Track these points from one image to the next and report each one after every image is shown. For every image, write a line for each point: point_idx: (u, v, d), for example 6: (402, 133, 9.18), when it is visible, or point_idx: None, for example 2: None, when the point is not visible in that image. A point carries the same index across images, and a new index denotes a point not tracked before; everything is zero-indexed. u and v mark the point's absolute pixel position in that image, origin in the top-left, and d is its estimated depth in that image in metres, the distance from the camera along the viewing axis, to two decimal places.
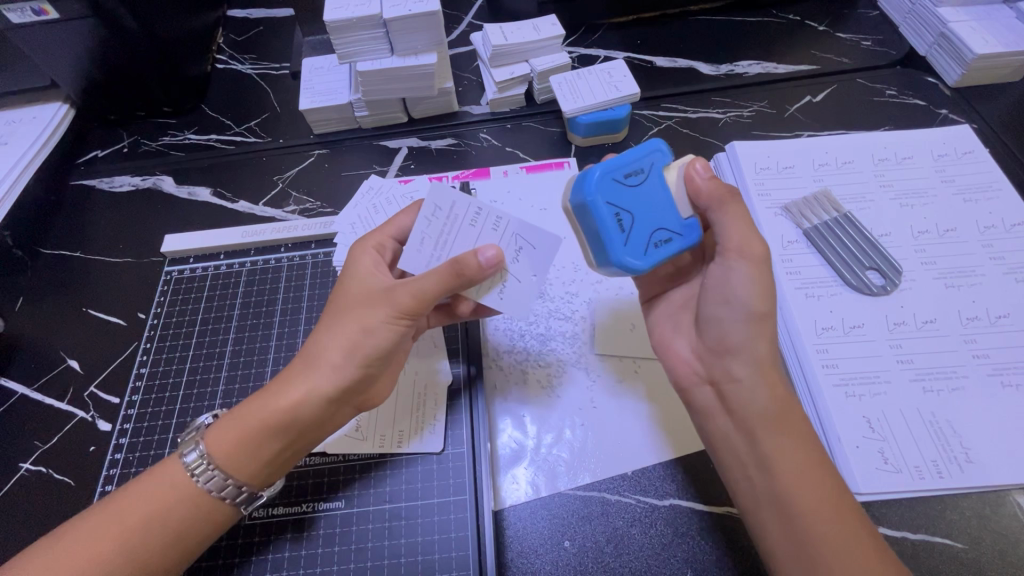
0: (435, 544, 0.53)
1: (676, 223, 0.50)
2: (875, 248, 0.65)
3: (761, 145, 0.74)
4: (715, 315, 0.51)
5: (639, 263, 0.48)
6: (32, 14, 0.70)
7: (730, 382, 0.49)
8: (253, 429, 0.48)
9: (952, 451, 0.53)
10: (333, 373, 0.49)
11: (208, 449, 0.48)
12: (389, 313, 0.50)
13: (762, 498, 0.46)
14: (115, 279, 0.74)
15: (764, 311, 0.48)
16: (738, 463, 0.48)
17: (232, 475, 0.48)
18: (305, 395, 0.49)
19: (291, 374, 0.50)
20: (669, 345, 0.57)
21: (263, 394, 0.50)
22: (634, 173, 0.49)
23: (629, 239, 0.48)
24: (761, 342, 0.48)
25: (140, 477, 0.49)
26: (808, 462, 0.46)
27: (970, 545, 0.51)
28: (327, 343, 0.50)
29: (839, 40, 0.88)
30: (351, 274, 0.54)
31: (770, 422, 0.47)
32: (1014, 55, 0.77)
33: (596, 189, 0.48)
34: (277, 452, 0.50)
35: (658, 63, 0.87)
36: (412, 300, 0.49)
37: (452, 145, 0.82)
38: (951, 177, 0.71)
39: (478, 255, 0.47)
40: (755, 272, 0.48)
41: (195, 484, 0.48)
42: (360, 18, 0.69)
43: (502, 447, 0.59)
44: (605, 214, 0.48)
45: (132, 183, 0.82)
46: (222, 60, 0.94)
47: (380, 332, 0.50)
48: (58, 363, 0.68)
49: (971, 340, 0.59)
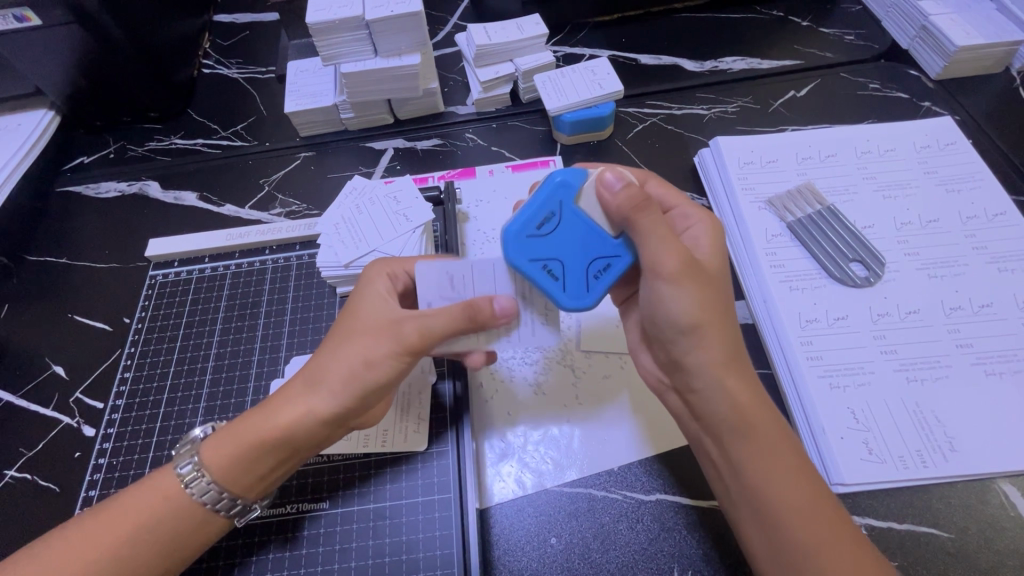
0: (422, 543, 0.53)
1: (605, 249, 0.49)
2: (858, 241, 0.65)
3: (745, 139, 0.74)
4: (659, 331, 0.51)
5: (582, 303, 0.48)
6: (14, 21, 0.70)
7: (692, 393, 0.50)
8: (249, 449, 0.48)
9: (935, 441, 0.53)
10: (330, 397, 0.48)
11: (202, 464, 0.48)
12: (394, 348, 0.48)
13: (736, 499, 0.47)
14: (101, 284, 0.74)
15: (696, 322, 0.47)
16: (711, 464, 0.50)
17: (227, 488, 0.48)
18: (303, 414, 0.48)
19: (291, 393, 0.50)
20: (637, 357, 0.59)
21: (262, 409, 0.50)
22: (546, 220, 0.49)
23: (564, 285, 0.48)
24: (703, 352, 0.48)
25: (136, 485, 0.49)
26: (778, 465, 0.46)
27: (956, 534, 0.51)
28: (330, 363, 0.49)
29: (822, 34, 0.89)
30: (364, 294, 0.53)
31: (732, 428, 0.47)
32: (995, 46, 0.77)
33: (516, 251, 0.48)
34: (270, 469, 0.50)
35: (642, 60, 0.88)
36: (418, 336, 0.48)
37: (439, 146, 0.82)
38: (934, 168, 0.71)
39: (492, 302, 0.48)
40: (679, 288, 0.47)
41: (188, 496, 0.48)
42: (342, 20, 0.69)
43: (488, 447, 0.59)
44: (533, 272, 0.48)
45: (118, 188, 0.82)
46: (208, 64, 0.94)
47: (382, 366, 0.49)
48: (44, 368, 0.68)
49: (955, 329, 0.59)
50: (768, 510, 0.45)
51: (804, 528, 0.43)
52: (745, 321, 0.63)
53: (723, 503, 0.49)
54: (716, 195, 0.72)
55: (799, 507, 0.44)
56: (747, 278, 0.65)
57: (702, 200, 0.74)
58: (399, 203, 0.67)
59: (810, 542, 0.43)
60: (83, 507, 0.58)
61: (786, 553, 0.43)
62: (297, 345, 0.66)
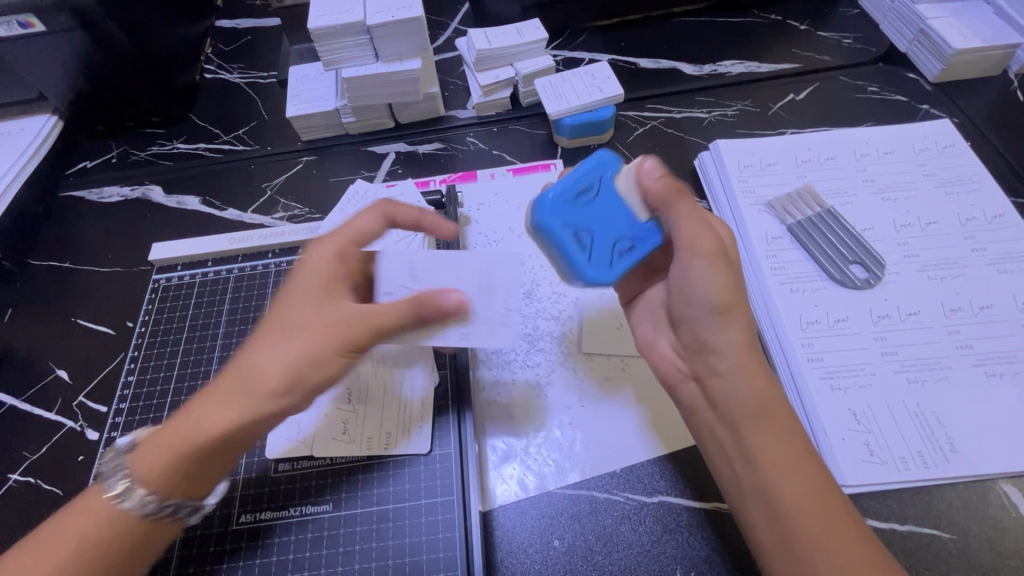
0: (424, 546, 0.53)
1: (634, 231, 0.52)
2: (858, 243, 0.65)
3: (745, 142, 0.74)
4: (686, 312, 0.52)
5: (606, 276, 0.50)
6: (18, 27, 0.70)
7: (713, 376, 0.50)
8: (185, 453, 0.46)
9: (937, 442, 0.53)
10: (271, 391, 0.46)
11: (137, 477, 0.45)
12: (339, 342, 0.48)
13: (748, 492, 0.47)
14: (103, 289, 0.74)
15: (728, 302, 0.49)
16: (724, 457, 0.49)
17: (167, 497, 0.46)
18: (243, 413, 0.46)
19: (225, 391, 0.47)
20: (652, 344, 0.58)
21: (191, 411, 0.47)
22: (583, 193, 0.52)
23: (591, 256, 0.50)
24: (731, 331, 0.49)
25: (65, 510, 0.46)
26: (793, 460, 0.46)
27: (957, 535, 0.51)
28: (271, 357, 0.47)
29: (820, 38, 0.89)
30: (304, 280, 0.52)
31: (754, 415, 0.47)
32: (992, 49, 0.78)
33: (550, 216, 0.50)
34: (213, 469, 0.48)
35: (642, 64, 0.88)
36: (365, 329, 0.48)
37: (440, 149, 0.83)
38: (933, 170, 0.71)
39: (444, 297, 0.49)
40: (714, 265, 0.49)
41: (124, 514, 0.45)
42: (343, 25, 0.70)
43: (490, 449, 0.59)
44: (563, 239, 0.50)
45: (120, 193, 0.82)
46: (210, 70, 0.95)
47: (326, 360, 0.48)
48: (47, 373, 0.68)
49: (955, 331, 0.59)
50: (780, 503, 0.45)
51: (815, 524, 0.43)
52: None
53: (731, 498, 0.49)
54: (716, 198, 0.72)
55: (811, 502, 0.44)
56: (747, 280, 0.65)
57: (702, 203, 0.74)
58: (400, 211, 0.69)
59: (820, 538, 0.43)
60: None
61: (796, 549, 0.43)
62: None
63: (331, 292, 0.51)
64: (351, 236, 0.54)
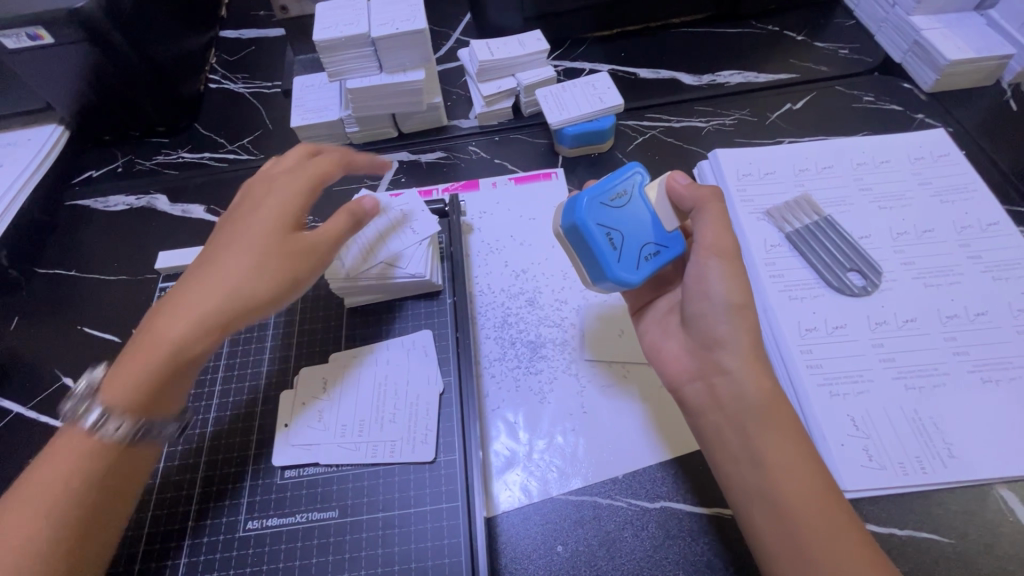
0: (428, 552, 0.53)
1: (661, 237, 0.54)
2: (855, 250, 0.66)
3: (743, 152, 0.76)
4: (697, 311, 0.53)
5: (632, 276, 0.52)
6: (28, 39, 0.71)
7: (721, 375, 0.51)
8: (166, 366, 0.50)
9: (934, 447, 0.54)
10: (253, 304, 0.53)
11: (112, 400, 0.48)
12: (305, 261, 0.56)
13: (752, 493, 0.47)
14: (109, 296, 0.75)
15: (743, 303, 0.51)
16: (729, 459, 0.49)
17: (147, 414, 0.50)
18: (225, 326, 0.52)
19: (204, 299, 0.51)
20: (657, 346, 0.59)
21: (168, 324, 0.50)
22: (618, 195, 0.54)
23: (620, 255, 0.52)
24: (744, 331, 0.51)
25: (41, 458, 0.47)
26: (797, 462, 0.47)
27: (956, 539, 0.52)
28: (241, 274, 0.52)
29: (816, 49, 0.91)
30: (263, 204, 0.57)
31: (760, 415, 0.49)
32: (986, 60, 0.79)
33: (586, 214, 0.52)
34: (190, 377, 0.53)
35: (641, 74, 0.89)
36: (326, 246, 0.57)
37: (442, 158, 0.84)
38: (928, 179, 0.73)
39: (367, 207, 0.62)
40: (730, 268, 0.52)
41: (107, 438, 0.48)
42: (348, 37, 0.71)
43: (494, 454, 0.60)
44: (597, 236, 0.52)
45: (126, 202, 0.83)
46: (215, 80, 0.96)
47: (298, 282, 0.55)
48: (54, 380, 0.69)
49: (951, 337, 0.60)
50: (783, 504, 0.46)
51: (817, 526, 0.44)
52: None
53: (733, 501, 0.49)
54: None
55: (814, 504, 0.45)
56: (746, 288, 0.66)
57: None
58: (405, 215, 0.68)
59: (826, 538, 0.44)
60: None
61: (801, 550, 0.44)
62: (304, 356, 0.65)
63: (291, 223, 0.56)
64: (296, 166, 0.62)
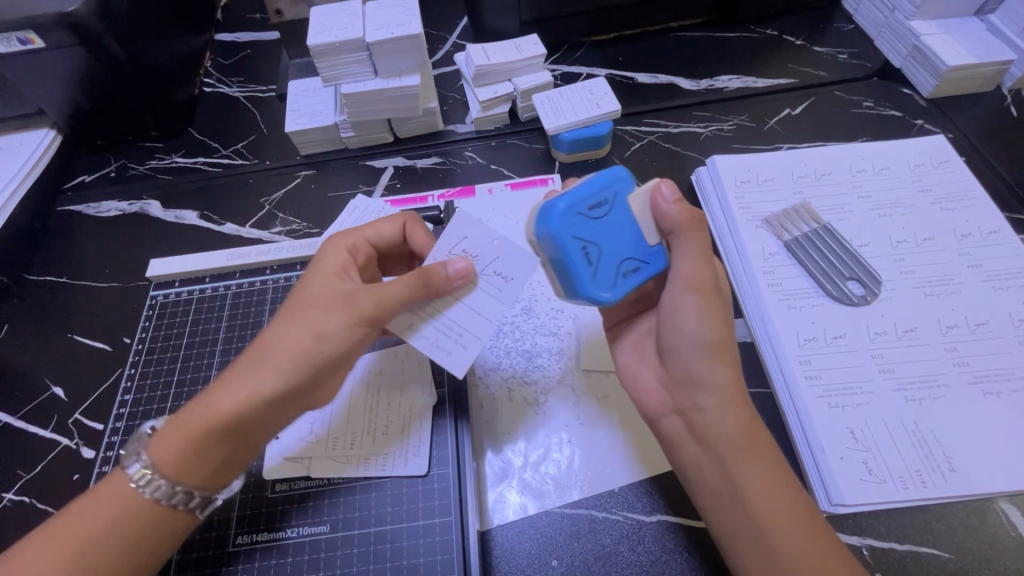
0: (421, 567, 0.53)
1: (642, 252, 0.51)
2: (854, 259, 0.65)
3: (741, 158, 0.75)
4: (673, 345, 0.51)
5: (609, 296, 0.49)
6: (18, 43, 0.70)
7: (698, 412, 0.50)
8: (193, 435, 0.48)
9: (935, 460, 0.53)
10: (277, 378, 0.48)
11: (154, 463, 0.48)
12: (344, 316, 0.50)
13: (737, 530, 0.46)
14: (101, 304, 0.74)
15: (720, 338, 0.49)
16: (710, 494, 0.48)
17: (180, 482, 0.48)
18: (248, 398, 0.48)
19: (237, 371, 0.50)
20: (635, 376, 0.57)
21: (209, 392, 0.49)
22: (597, 205, 0.50)
23: (597, 272, 0.49)
24: (721, 367, 0.49)
25: (88, 495, 0.48)
26: (783, 494, 0.46)
27: (956, 554, 0.51)
28: (276, 345, 0.49)
29: (816, 53, 0.90)
30: (321, 270, 0.54)
31: (739, 451, 0.47)
32: (986, 66, 0.78)
33: (562, 226, 0.48)
34: (226, 452, 0.49)
35: (639, 79, 0.89)
36: (370, 301, 0.50)
37: (438, 164, 0.83)
38: (928, 186, 0.72)
39: (448, 267, 0.51)
40: (706, 301, 0.50)
41: (142, 496, 0.48)
42: (343, 42, 0.70)
43: (487, 465, 0.59)
44: (573, 250, 0.48)
45: (119, 207, 0.82)
46: (209, 83, 0.95)
47: (336, 337, 0.50)
48: (43, 390, 0.68)
49: (951, 348, 0.60)
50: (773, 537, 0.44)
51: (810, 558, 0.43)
52: (743, 339, 0.64)
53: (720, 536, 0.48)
54: (713, 214, 0.73)
55: (805, 534, 0.45)
56: (744, 297, 0.65)
57: None
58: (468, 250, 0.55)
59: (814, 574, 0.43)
60: None
61: None
62: None
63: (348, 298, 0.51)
64: (367, 237, 0.58)
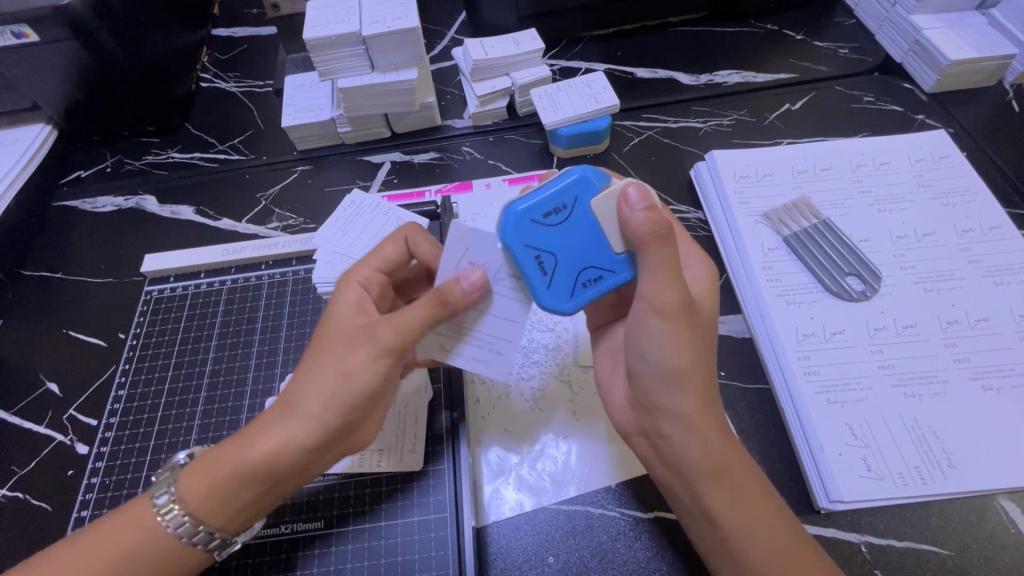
0: (417, 564, 0.52)
1: (606, 260, 0.48)
2: (854, 255, 0.65)
3: (740, 153, 0.74)
4: (638, 369, 0.50)
5: (563, 306, 0.48)
6: (12, 37, 0.69)
7: (661, 438, 0.49)
8: (225, 480, 0.47)
9: (934, 457, 0.53)
10: (310, 427, 0.47)
11: (184, 505, 0.47)
12: (370, 351, 0.47)
13: (711, 549, 0.47)
14: (97, 299, 0.74)
15: (685, 366, 0.47)
16: (683, 512, 0.49)
17: (204, 520, 0.47)
18: (281, 448, 0.46)
19: (267, 420, 0.48)
20: (605, 389, 0.57)
21: (243, 436, 0.48)
22: (554, 211, 0.48)
23: (552, 283, 0.48)
24: (686, 396, 0.47)
25: (108, 519, 0.48)
26: (754, 514, 0.46)
27: (956, 551, 0.51)
28: (307, 390, 0.47)
29: (816, 48, 0.89)
30: (340, 304, 0.51)
31: (706, 478, 0.47)
32: (988, 60, 0.78)
33: (513, 234, 0.47)
34: (255, 499, 0.48)
35: (638, 74, 0.88)
36: (394, 334, 0.47)
37: (435, 159, 0.82)
38: (928, 181, 0.71)
39: (461, 281, 0.47)
40: (673, 327, 0.46)
41: (163, 528, 0.47)
42: (339, 35, 0.69)
43: (483, 462, 0.58)
44: (525, 260, 0.48)
45: (114, 203, 0.82)
46: (206, 78, 0.94)
47: (361, 374, 0.47)
48: (38, 385, 0.67)
49: (951, 344, 0.59)
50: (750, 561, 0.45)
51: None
52: (741, 335, 0.63)
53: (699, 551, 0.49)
54: (712, 209, 0.72)
55: (777, 554, 0.45)
56: (742, 292, 0.65)
57: (698, 213, 0.74)
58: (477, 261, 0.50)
59: None
60: (74, 527, 0.58)
61: None
62: (291, 362, 0.66)
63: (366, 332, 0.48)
64: (375, 265, 0.55)
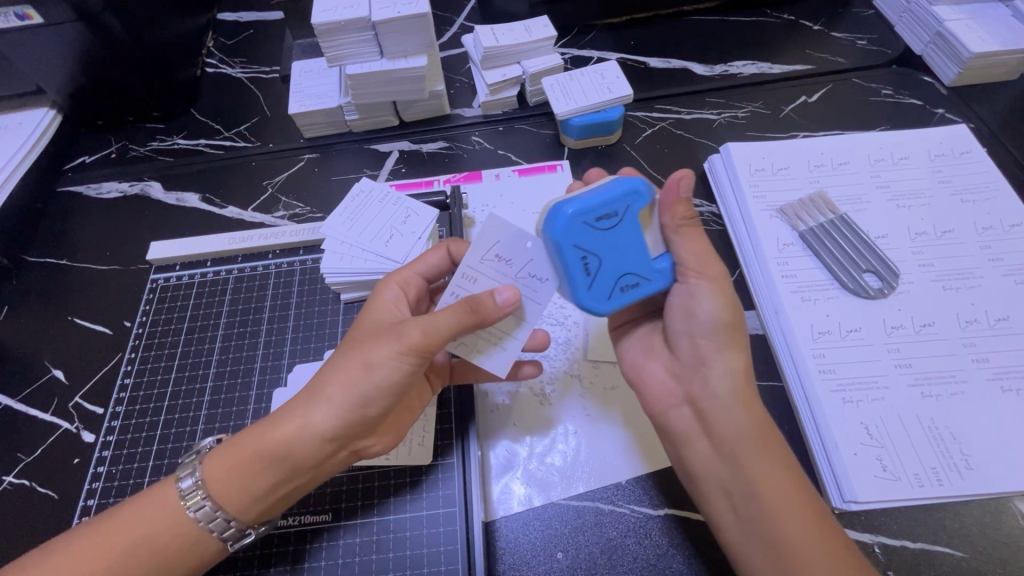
0: (426, 558, 0.52)
1: (646, 268, 0.48)
2: (871, 251, 0.63)
3: (756, 146, 0.73)
4: (684, 330, 0.51)
5: (601, 307, 0.47)
6: (16, 19, 0.68)
7: (709, 400, 0.49)
8: (246, 462, 0.47)
9: (951, 459, 0.52)
10: (329, 413, 0.46)
11: (205, 480, 0.47)
12: (394, 348, 0.46)
13: (748, 525, 0.45)
14: (102, 287, 0.73)
15: (731, 323, 0.49)
16: (719, 489, 0.47)
17: (222, 507, 0.47)
18: (297, 431, 0.46)
19: (293, 403, 0.48)
20: (642, 369, 0.56)
21: (268, 421, 0.48)
22: (606, 215, 0.45)
23: (593, 283, 0.46)
24: (732, 352, 0.49)
25: (132, 500, 0.48)
26: (788, 485, 0.45)
27: (970, 554, 0.50)
28: (330, 378, 0.48)
29: (834, 39, 0.87)
30: (375, 302, 0.53)
31: (749, 442, 0.47)
32: (1011, 53, 0.76)
33: (562, 233, 0.45)
34: (271, 487, 0.47)
35: (651, 64, 0.86)
36: (420, 335, 0.46)
37: (444, 149, 0.81)
38: (948, 177, 0.70)
39: (495, 295, 0.45)
40: (720, 286, 0.49)
41: (186, 513, 0.46)
42: (349, 20, 0.68)
43: (492, 456, 0.58)
44: (570, 259, 0.45)
45: (119, 188, 0.81)
46: (212, 63, 0.93)
47: (383, 368, 0.47)
48: (43, 373, 0.67)
49: (970, 344, 0.58)
50: (788, 540, 0.43)
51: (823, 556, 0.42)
52: (756, 332, 0.62)
53: (722, 533, 0.47)
54: (726, 203, 0.71)
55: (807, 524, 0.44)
56: (756, 288, 0.64)
57: (711, 208, 0.73)
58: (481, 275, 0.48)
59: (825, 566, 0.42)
60: (81, 516, 0.57)
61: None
62: (299, 352, 0.65)
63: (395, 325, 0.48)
64: (416, 270, 0.55)
